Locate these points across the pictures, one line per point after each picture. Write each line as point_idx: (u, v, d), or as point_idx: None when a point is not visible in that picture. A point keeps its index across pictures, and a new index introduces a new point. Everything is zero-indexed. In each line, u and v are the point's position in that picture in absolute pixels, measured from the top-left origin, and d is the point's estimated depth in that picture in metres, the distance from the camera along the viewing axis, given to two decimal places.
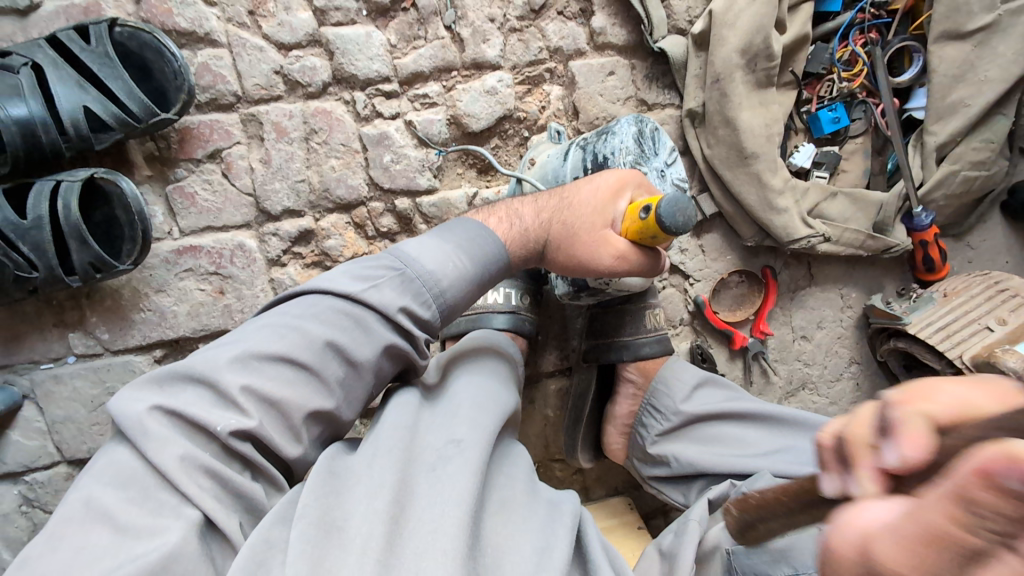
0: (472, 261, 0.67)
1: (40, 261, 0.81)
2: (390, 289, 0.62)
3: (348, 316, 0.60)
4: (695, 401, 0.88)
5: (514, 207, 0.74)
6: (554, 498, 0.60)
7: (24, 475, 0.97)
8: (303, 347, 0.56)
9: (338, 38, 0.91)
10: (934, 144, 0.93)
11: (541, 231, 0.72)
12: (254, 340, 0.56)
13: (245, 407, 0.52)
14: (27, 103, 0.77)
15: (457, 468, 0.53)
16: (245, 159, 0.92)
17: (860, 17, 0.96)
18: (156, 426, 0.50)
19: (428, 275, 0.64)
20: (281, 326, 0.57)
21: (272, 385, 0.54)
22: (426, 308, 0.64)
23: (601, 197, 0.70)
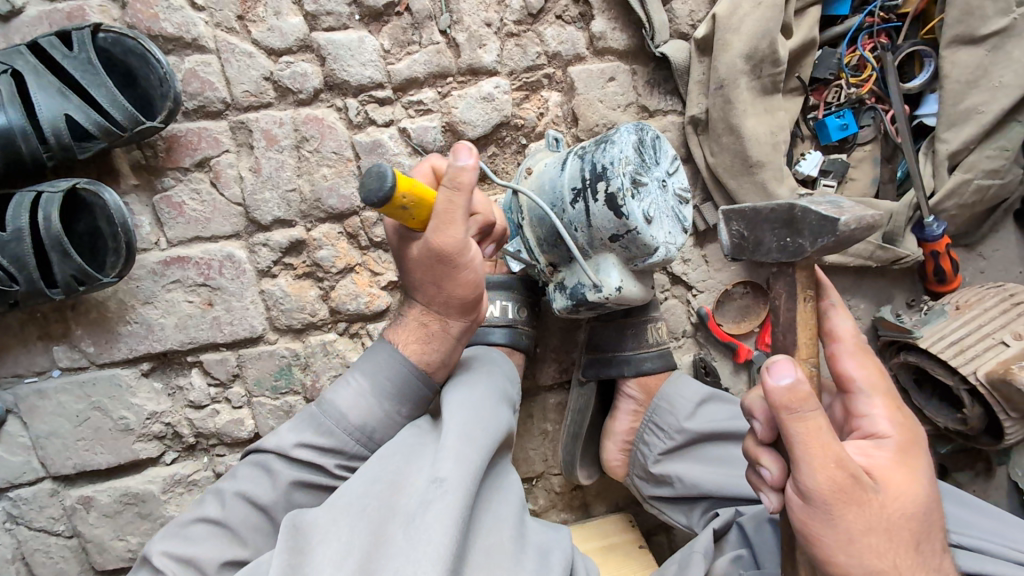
0: (370, 377, 0.68)
1: (20, 274, 0.78)
2: (289, 429, 0.66)
3: (259, 466, 0.65)
4: (699, 418, 0.86)
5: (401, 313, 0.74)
6: (543, 545, 0.60)
7: (7, 491, 0.94)
8: (217, 505, 0.62)
9: (330, 44, 0.89)
10: (946, 152, 0.90)
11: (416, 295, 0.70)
12: (183, 512, 0.63)
13: (160, 568, 0.57)
14: (6, 112, 0.75)
15: (436, 518, 0.52)
16: (235, 168, 0.90)
17: (869, 21, 0.93)
18: None
19: (334, 411, 0.66)
20: (203, 497, 0.64)
21: (182, 545, 0.59)
22: (328, 435, 0.65)
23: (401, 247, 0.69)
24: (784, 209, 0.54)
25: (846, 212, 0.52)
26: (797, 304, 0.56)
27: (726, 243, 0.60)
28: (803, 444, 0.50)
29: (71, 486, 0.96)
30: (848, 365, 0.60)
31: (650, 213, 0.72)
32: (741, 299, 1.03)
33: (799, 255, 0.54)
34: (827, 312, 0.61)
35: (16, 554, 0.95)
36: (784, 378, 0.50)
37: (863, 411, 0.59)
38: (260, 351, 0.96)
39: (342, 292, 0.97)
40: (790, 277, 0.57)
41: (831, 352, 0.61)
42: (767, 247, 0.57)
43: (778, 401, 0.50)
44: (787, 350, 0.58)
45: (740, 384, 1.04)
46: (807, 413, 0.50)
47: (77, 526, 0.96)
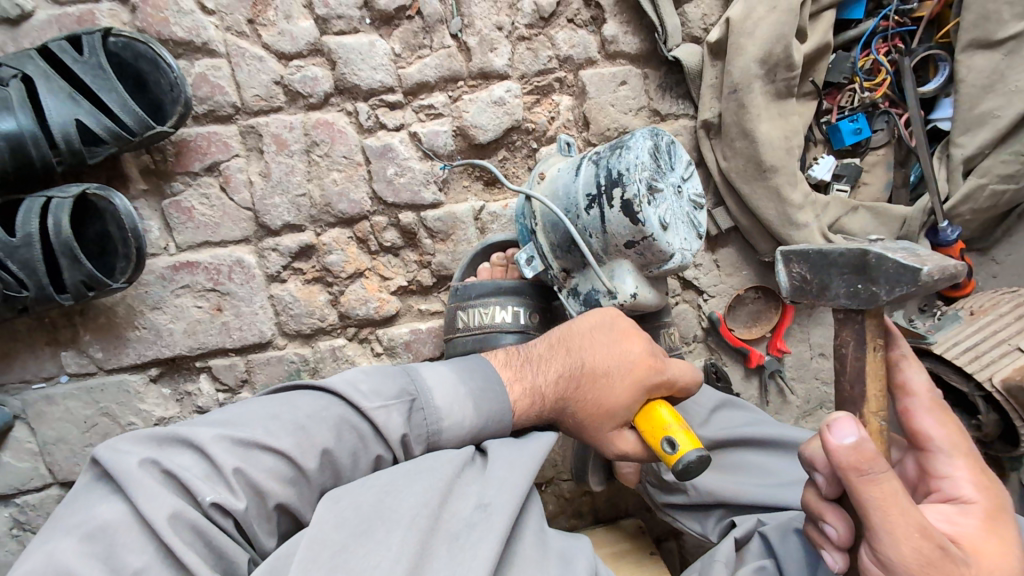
0: (480, 408, 0.63)
1: (30, 280, 0.78)
2: (398, 415, 0.59)
3: (353, 431, 0.58)
4: (712, 425, 0.85)
5: (535, 365, 0.69)
6: (565, 550, 0.59)
7: (15, 497, 0.94)
8: (303, 446, 0.54)
9: (340, 47, 0.88)
10: (961, 156, 0.89)
11: (576, 396, 0.68)
12: (257, 426, 0.53)
13: (236, 488, 0.50)
14: (16, 117, 0.74)
15: (482, 538, 0.52)
16: (244, 172, 0.89)
17: (883, 25, 0.92)
18: (148, 480, 0.48)
19: (436, 424, 0.61)
20: (291, 422, 0.54)
21: (261, 474, 0.51)
22: (420, 445, 0.61)
23: (631, 372, 0.68)
24: (855, 255, 0.51)
25: (927, 260, 0.48)
26: (867, 353, 0.53)
27: (784, 285, 0.57)
28: (878, 509, 0.48)
29: None
30: (923, 423, 0.59)
31: (666, 220, 0.71)
32: (753, 303, 1.02)
33: (872, 302, 0.51)
34: (899, 365, 0.60)
35: None
36: (848, 438, 0.48)
37: (942, 471, 0.57)
38: (269, 357, 0.96)
39: (352, 297, 0.96)
40: (859, 324, 0.54)
41: (905, 407, 0.60)
42: (833, 292, 0.53)
43: (844, 462, 0.49)
44: (854, 401, 0.55)
45: (751, 389, 1.04)
46: (876, 475, 0.48)
47: None
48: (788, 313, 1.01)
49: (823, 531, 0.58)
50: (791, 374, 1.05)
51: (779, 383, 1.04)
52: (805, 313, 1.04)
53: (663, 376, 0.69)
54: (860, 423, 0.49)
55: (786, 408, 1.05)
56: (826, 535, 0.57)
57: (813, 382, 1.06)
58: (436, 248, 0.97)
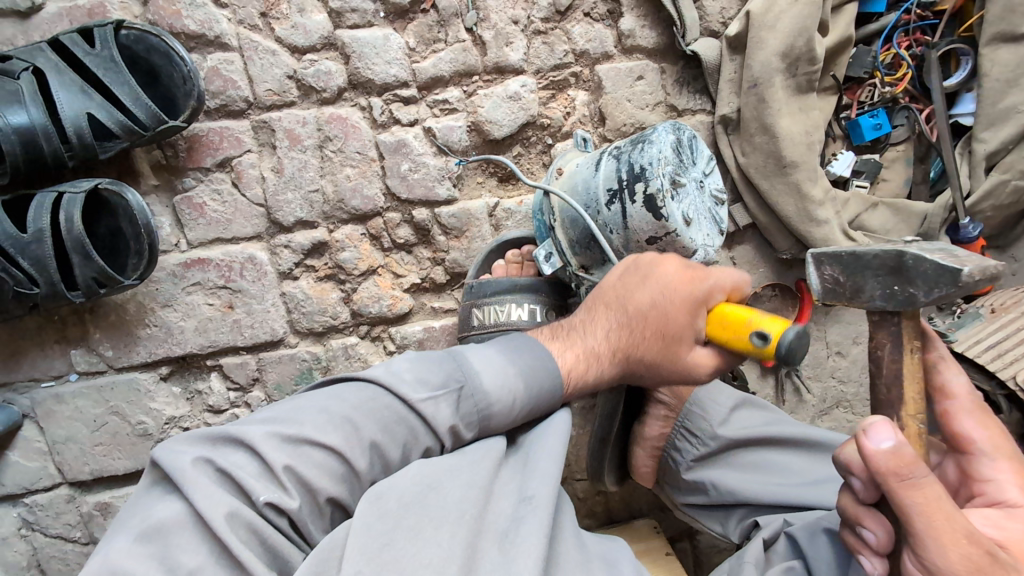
0: (530, 386, 0.62)
1: (41, 276, 0.76)
2: (446, 404, 0.58)
3: (402, 424, 0.57)
4: (732, 424, 0.84)
5: (585, 330, 0.68)
6: (606, 554, 0.59)
7: (23, 497, 0.93)
8: (350, 441, 0.54)
9: (355, 41, 0.87)
10: (984, 152, 0.89)
11: (638, 341, 0.67)
12: (306, 420, 0.54)
13: (288, 485, 0.50)
14: (28, 110, 0.73)
15: (531, 530, 0.53)
16: (257, 168, 0.88)
17: (905, 18, 0.91)
18: (202, 479, 0.49)
19: (485, 403, 0.60)
20: (337, 417, 0.54)
21: (315, 471, 0.52)
22: (470, 431, 0.60)
23: (680, 293, 0.65)
24: (890, 257, 0.49)
25: (965, 261, 0.46)
26: (904, 355, 0.51)
27: (816, 287, 0.55)
28: (922, 515, 0.47)
29: (87, 492, 0.95)
30: (964, 426, 0.58)
31: (689, 215, 0.70)
32: (770, 301, 1.01)
33: (909, 305, 0.48)
34: (937, 366, 0.58)
35: (32, 561, 0.95)
36: (886, 443, 0.47)
37: (985, 475, 0.57)
38: (281, 355, 0.94)
39: (364, 295, 0.95)
40: (895, 326, 0.51)
41: (943, 409, 0.59)
42: (867, 295, 0.51)
43: (885, 467, 0.47)
44: (891, 405, 0.52)
45: (768, 388, 1.03)
46: (917, 481, 0.47)
47: (93, 533, 0.95)
48: (805, 311, 0.99)
49: (860, 536, 0.56)
50: (808, 372, 1.04)
51: (795, 381, 1.03)
52: (822, 311, 1.03)
53: (709, 282, 0.65)
54: (897, 426, 0.48)
55: (802, 407, 1.04)
56: (863, 539, 0.56)
57: (830, 381, 1.05)
58: (450, 245, 0.96)
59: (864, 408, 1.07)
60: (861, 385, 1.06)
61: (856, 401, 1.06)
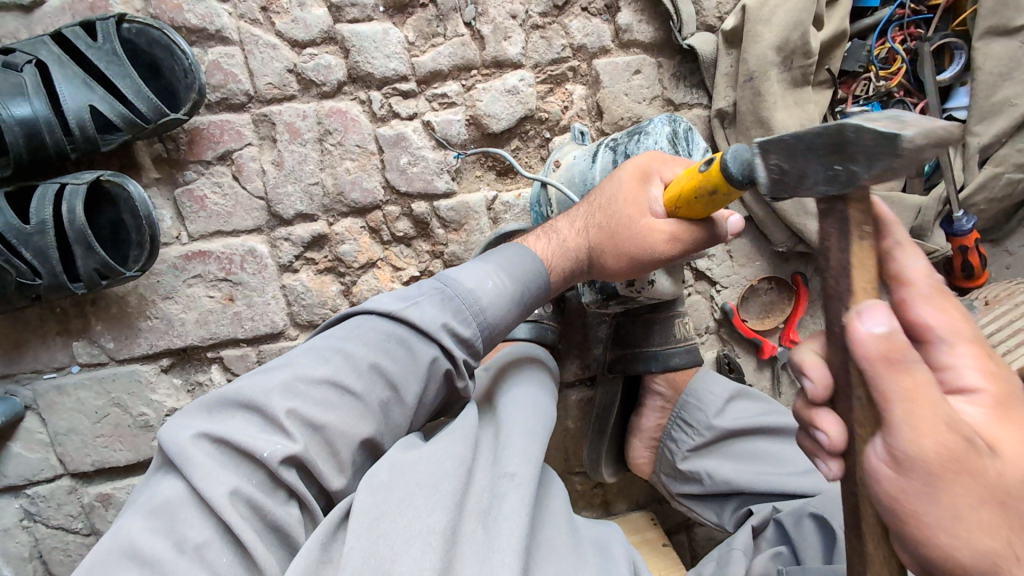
0: (512, 277, 0.66)
1: (43, 267, 0.77)
2: (431, 305, 0.61)
3: (393, 337, 0.59)
4: (728, 414, 0.85)
5: (559, 223, 0.73)
6: (600, 540, 0.60)
7: (25, 488, 0.94)
8: (342, 365, 0.56)
9: (354, 35, 0.88)
10: (977, 145, 0.89)
11: (593, 230, 0.69)
12: (295, 361, 0.56)
13: (290, 429, 0.51)
14: (31, 103, 0.74)
15: (513, 506, 0.53)
16: (257, 161, 0.89)
17: (899, 13, 0.92)
18: (201, 454, 0.49)
19: (465, 291, 0.63)
20: (326, 350, 0.57)
21: (317, 409, 0.53)
22: (467, 325, 0.62)
23: (632, 188, 0.66)
24: (830, 132, 0.42)
25: (911, 126, 0.39)
26: (852, 244, 0.42)
27: (763, 180, 0.50)
28: (906, 402, 0.38)
29: (89, 484, 0.95)
30: (921, 313, 0.44)
31: None
32: (766, 294, 1.02)
33: (849, 186, 0.42)
34: (889, 252, 0.45)
35: (33, 552, 0.95)
36: (874, 322, 0.39)
37: (942, 365, 0.44)
38: (281, 348, 0.95)
39: (364, 287, 0.96)
40: (839, 213, 0.43)
41: (899, 300, 0.45)
42: (810, 182, 0.44)
43: (871, 354, 0.39)
44: (840, 299, 0.43)
45: (764, 381, 1.04)
46: (901, 363, 0.38)
47: (95, 524, 0.96)
48: (801, 303, 1.01)
49: (814, 439, 0.48)
50: None
51: (791, 374, 1.04)
52: (818, 304, 1.04)
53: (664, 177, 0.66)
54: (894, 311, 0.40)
55: None
56: (817, 442, 0.48)
57: None
58: (449, 238, 0.97)
59: None
60: None
61: None
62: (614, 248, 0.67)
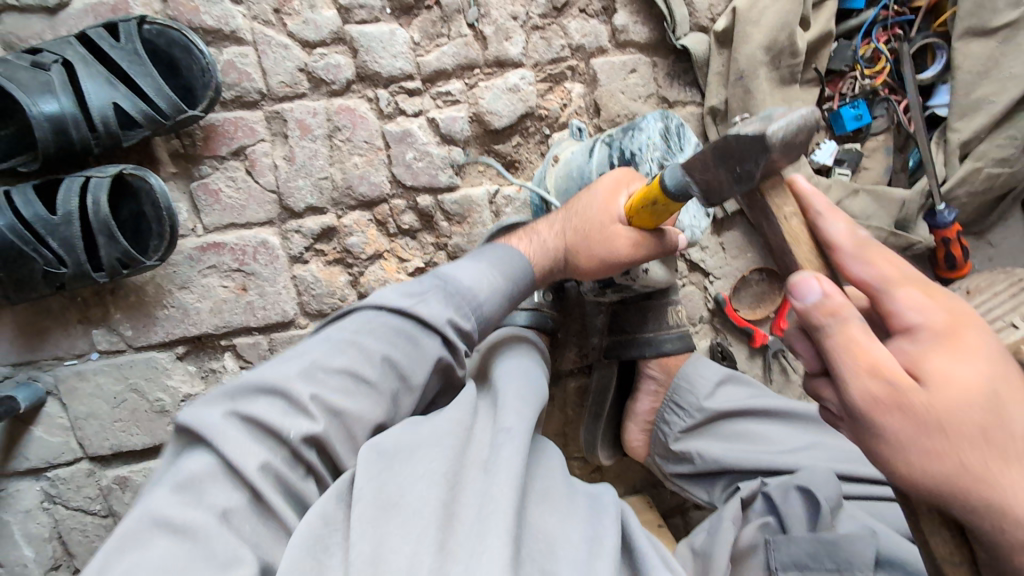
0: (504, 275, 0.72)
1: (69, 257, 0.81)
2: (435, 301, 0.66)
3: (402, 333, 0.63)
4: (718, 397, 0.89)
5: (538, 225, 0.79)
6: (594, 491, 0.64)
7: (46, 471, 0.98)
8: (360, 355, 0.60)
9: (362, 36, 0.92)
10: (957, 141, 0.93)
11: (572, 231, 0.75)
12: (316, 350, 0.60)
13: (313, 411, 0.55)
14: (58, 99, 0.78)
15: (509, 453, 0.57)
16: (270, 157, 0.93)
17: (883, 14, 0.96)
18: (229, 429, 0.53)
19: (462, 287, 0.68)
20: (342, 341, 0.61)
21: (336, 394, 0.57)
22: (467, 320, 0.67)
23: (606, 197, 0.73)
24: (730, 142, 0.55)
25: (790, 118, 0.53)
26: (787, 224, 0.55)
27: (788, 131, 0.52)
28: (846, 354, 0.49)
29: (106, 467, 1.00)
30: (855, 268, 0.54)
31: None
32: (757, 285, 1.07)
33: (749, 180, 0.54)
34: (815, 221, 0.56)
35: (53, 532, 1.00)
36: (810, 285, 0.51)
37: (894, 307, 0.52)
38: (291, 336, 0.99)
39: (371, 278, 1.00)
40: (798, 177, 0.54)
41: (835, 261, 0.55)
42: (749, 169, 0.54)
43: (814, 319, 0.50)
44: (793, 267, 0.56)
45: (756, 368, 1.08)
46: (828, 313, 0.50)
47: (113, 506, 1.00)
48: None
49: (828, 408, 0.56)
50: (794, 353, 1.09)
51: (782, 362, 1.08)
52: None
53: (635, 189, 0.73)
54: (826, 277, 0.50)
55: (789, 386, 1.09)
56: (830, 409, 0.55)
57: None
58: (452, 231, 1.01)
59: None
60: None
61: None
62: (591, 249, 0.74)
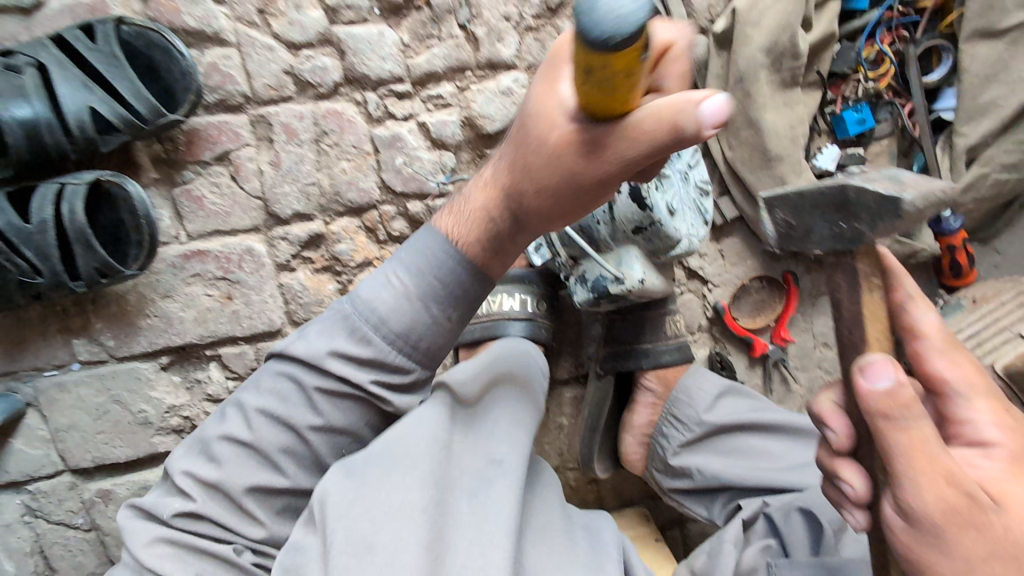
0: (422, 277, 0.61)
1: (44, 266, 0.79)
2: (318, 337, 0.61)
3: (286, 379, 0.61)
4: (717, 410, 0.86)
5: (467, 189, 0.62)
6: (590, 526, 0.66)
7: (27, 484, 0.95)
8: (241, 419, 0.60)
9: (350, 37, 0.89)
10: (964, 146, 0.90)
11: (514, 173, 0.56)
12: (209, 423, 0.62)
13: (190, 489, 0.58)
14: (31, 104, 0.75)
15: (499, 494, 0.59)
16: (254, 162, 0.90)
17: (888, 15, 0.93)
18: (131, 521, 0.59)
19: (365, 305, 0.61)
20: (227, 408, 0.62)
21: (207, 468, 0.59)
22: (362, 346, 0.60)
23: (540, 98, 0.52)
24: (834, 193, 0.45)
25: (911, 186, 0.43)
26: (862, 295, 0.50)
27: (772, 231, 0.53)
28: (903, 454, 0.45)
29: (89, 480, 0.97)
30: (938, 365, 0.51)
31: (673, 205, 0.74)
32: (757, 293, 1.03)
33: (857, 242, 0.47)
34: (904, 306, 0.51)
35: (35, 546, 0.97)
36: (878, 373, 0.46)
37: (963, 416, 0.51)
38: (278, 345, 0.97)
39: None
40: (851, 265, 0.50)
41: (912, 350, 0.53)
42: (817, 237, 0.49)
43: (873, 406, 0.46)
44: (855, 346, 0.51)
45: (756, 378, 1.05)
46: (892, 405, 0.45)
47: (95, 519, 0.97)
48: (793, 302, 1.02)
49: (839, 489, 0.55)
50: (794, 363, 1.06)
51: (782, 372, 1.05)
52: (808, 303, 1.05)
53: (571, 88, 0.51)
54: (899, 366, 0.46)
55: (789, 397, 1.06)
56: (844, 492, 0.55)
57: (817, 371, 1.07)
58: None
59: None
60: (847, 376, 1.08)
61: None
62: (551, 177, 0.53)
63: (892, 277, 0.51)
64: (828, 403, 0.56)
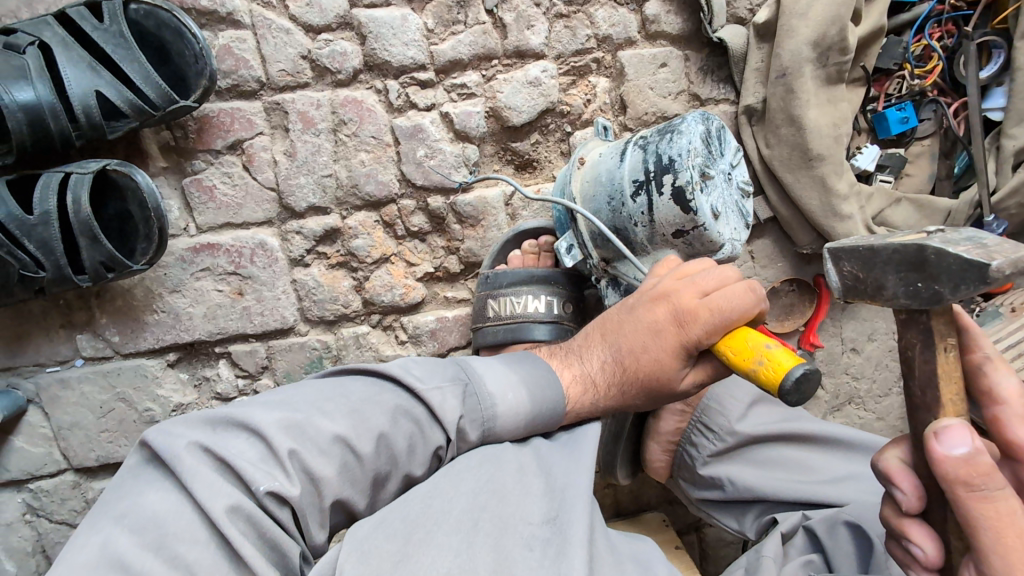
0: (534, 397, 0.63)
1: (47, 260, 0.74)
2: (453, 399, 0.60)
3: (407, 416, 0.58)
4: (750, 420, 0.83)
5: (585, 355, 0.68)
6: (641, 559, 0.61)
7: (28, 483, 0.91)
8: (357, 428, 0.55)
9: (371, 21, 0.84)
10: (1013, 148, 0.86)
11: (629, 372, 0.64)
12: (310, 409, 0.55)
13: (285, 474, 0.50)
14: (34, 86, 0.70)
15: (560, 547, 0.53)
16: (269, 151, 0.85)
17: (938, 9, 0.90)
18: (191, 464, 0.49)
19: (488, 394, 0.61)
20: (340, 405, 0.56)
21: (304, 455, 0.52)
22: (474, 429, 0.61)
23: (655, 317, 0.63)
24: (909, 251, 0.46)
25: (996, 253, 0.43)
26: (937, 355, 0.48)
27: (837, 284, 0.53)
28: (988, 525, 0.46)
29: (93, 479, 0.93)
30: (1017, 433, 0.53)
31: (717, 208, 0.69)
32: (787, 296, 0.99)
33: (935, 302, 0.45)
34: (982, 368, 0.53)
35: (36, 546, 0.93)
36: (955, 443, 0.46)
37: None
38: (291, 343, 0.92)
39: (377, 283, 0.93)
40: (922, 324, 0.48)
41: (994, 416, 0.54)
42: (890, 293, 0.48)
43: (954, 475, 0.46)
44: (926, 409, 0.49)
45: None
46: (974, 481, 0.46)
47: None
48: (823, 305, 0.98)
49: (908, 550, 0.56)
50: (822, 368, 1.03)
51: None
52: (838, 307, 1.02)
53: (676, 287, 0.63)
54: (977, 433, 0.46)
55: (815, 403, 1.04)
56: (913, 554, 0.55)
57: (843, 377, 1.04)
58: (465, 234, 0.94)
59: (877, 406, 1.06)
60: (875, 382, 1.05)
61: (869, 398, 1.06)
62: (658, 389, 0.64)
63: (970, 338, 0.54)
64: (892, 459, 0.55)
